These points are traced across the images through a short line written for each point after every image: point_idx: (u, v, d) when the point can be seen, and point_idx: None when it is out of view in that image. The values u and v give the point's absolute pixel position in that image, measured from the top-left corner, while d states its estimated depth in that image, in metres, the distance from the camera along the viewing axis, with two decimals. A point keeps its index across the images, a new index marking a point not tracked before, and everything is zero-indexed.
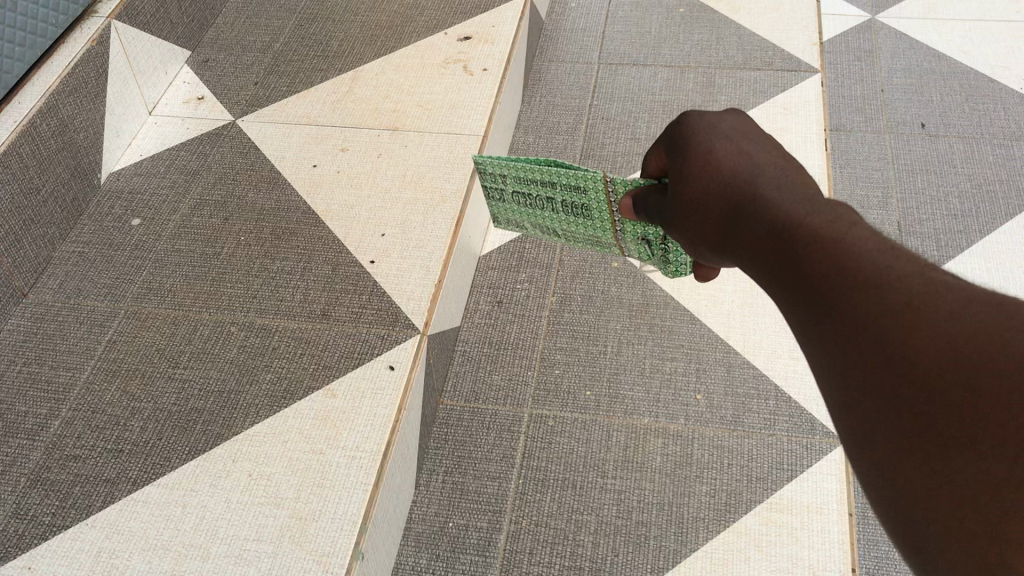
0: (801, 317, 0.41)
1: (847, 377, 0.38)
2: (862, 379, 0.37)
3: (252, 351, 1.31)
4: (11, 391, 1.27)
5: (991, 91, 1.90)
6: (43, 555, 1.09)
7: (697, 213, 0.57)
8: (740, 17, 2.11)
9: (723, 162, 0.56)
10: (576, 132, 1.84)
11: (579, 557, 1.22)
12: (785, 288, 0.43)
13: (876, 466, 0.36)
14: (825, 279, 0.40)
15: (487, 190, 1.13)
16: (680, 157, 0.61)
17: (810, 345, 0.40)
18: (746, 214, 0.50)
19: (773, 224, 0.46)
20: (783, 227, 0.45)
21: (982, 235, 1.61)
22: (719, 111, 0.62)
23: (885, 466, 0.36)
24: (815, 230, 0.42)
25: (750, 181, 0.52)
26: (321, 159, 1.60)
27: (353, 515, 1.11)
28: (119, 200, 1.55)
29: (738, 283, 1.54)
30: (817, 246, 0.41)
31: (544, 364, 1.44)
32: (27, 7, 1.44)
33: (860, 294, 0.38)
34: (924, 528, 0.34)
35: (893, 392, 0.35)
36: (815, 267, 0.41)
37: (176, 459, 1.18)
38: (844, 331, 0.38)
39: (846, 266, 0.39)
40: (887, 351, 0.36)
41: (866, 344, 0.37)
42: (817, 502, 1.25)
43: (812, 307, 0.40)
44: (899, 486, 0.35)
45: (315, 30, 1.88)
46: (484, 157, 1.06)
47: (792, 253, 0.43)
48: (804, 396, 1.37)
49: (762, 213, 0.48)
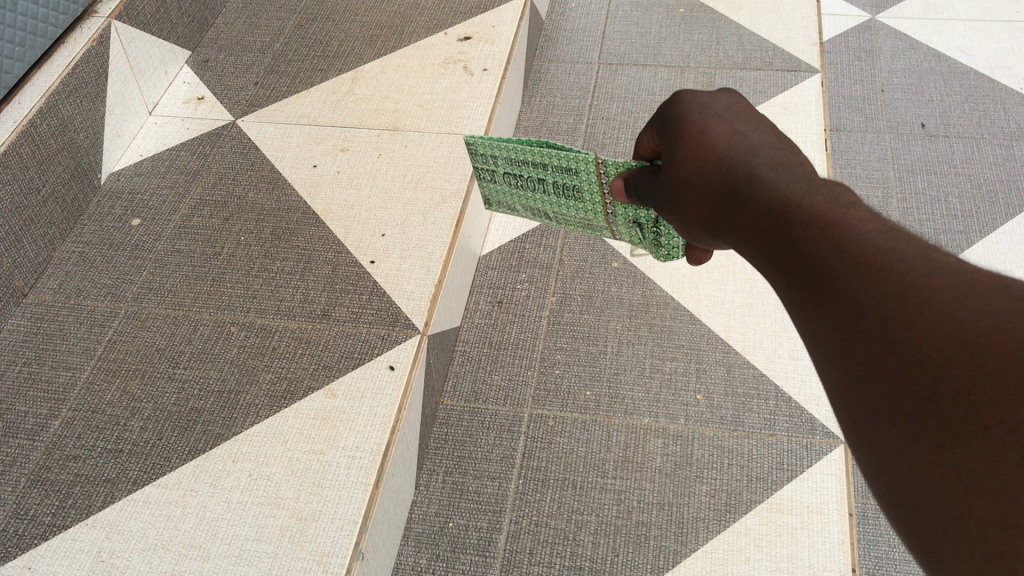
0: (800, 298, 0.41)
1: (849, 363, 0.37)
2: (864, 364, 0.36)
3: (252, 351, 1.31)
4: (11, 391, 1.27)
5: (991, 91, 1.90)
6: (42, 556, 1.09)
7: (692, 196, 0.57)
8: (740, 17, 2.11)
9: (717, 143, 0.55)
10: (576, 133, 1.84)
11: (579, 557, 1.23)
12: (782, 269, 0.43)
13: (878, 454, 0.36)
14: (826, 263, 0.39)
15: (478, 172, 1.13)
16: (675, 140, 0.61)
17: (809, 328, 0.40)
18: (740, 195, 0.49)
19: (769, 205, 0.45)
20: (778, 208, 0.44)
21: (982, 235, 1.61)
22: (714, 91, 0.62)
23: (889, 454, 0.35)
24: (812, 211, 0.42)
25: (744, 161, 0.52)
26: (321, 159, 1.60)
27: (353, 515, 1.11)
28: (119, 200, 1.55)
29: (738, 283, 1.54)
30: (815, 227, 0.41)
31: (544, 364, 1.44)
32: (27, 7, 1.44)
33: (859, 275, 0.37)
34: (923, 517, 0.34)
35: (892, 376, 0.35)
36: (812, 248, 0.40)
37: (176, 459, 1.18)
38: (843, 312, 0.38)
39: (846, 247, 0.39)
40: (886, 335, 0.35)
41: (866, 325, 0.36)
42: (817, 502, 1.25)
43: (810, 289, 0.40)
44: (898, 472, 0.35)
45: (315, 30, 1.88)
46: (476, 138, 1.05)
47: (791, 237, 0.42)
48: (805, 396, 1.37)
49: (758, 194, 0.47)
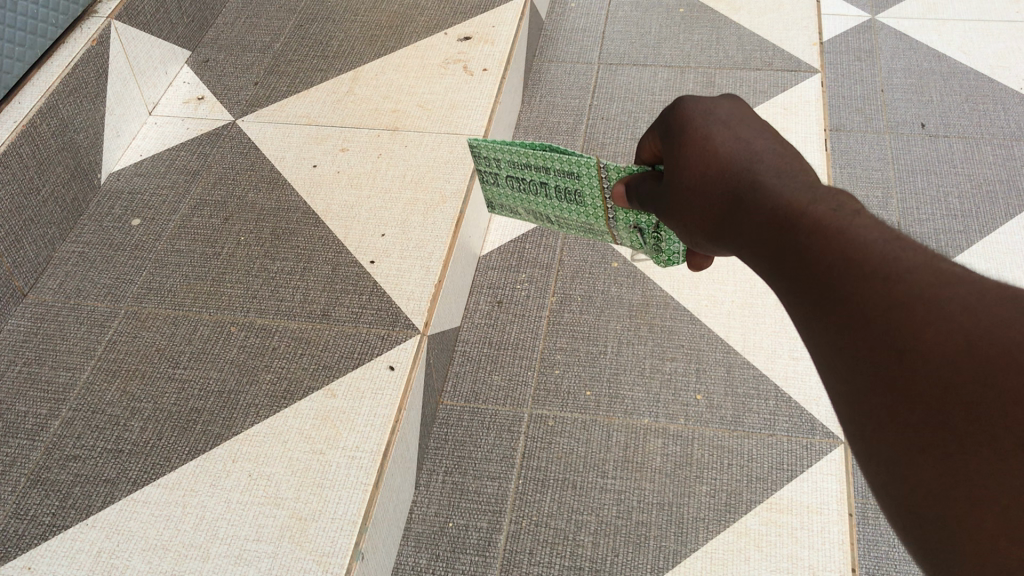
0: (804, 305, 0.41)
1: (855, 371, 0.37)
2: (869, 373, 0.36)
3: (252, 351, 1.31)
4: (11, 391, 1.27)
5: (991, 91, 1.90)
6: (42, 556, 1.09)
7: (695, 203, 0.57)
8: (739, 17, 2.11)
9: (720, 148, 0.56)
10: (576, 133, 1.84)
11: (579, 557, 1.23)
12: (786, 275, 0.43)
13: (883, 463, 0.36)
14: (831, 272, 0.39)
15: (480, 174, 1.12)
16: (678, 146, 0.61)
17: (814, 337, 0.40)
18: (744, 201, 0.49)
19: (773, 212, 0.46)
20: (781, 216, 0.44)
21: (982, 235, 1.62)
22: (716, 96, 0.62)
23: (896, 464, 0.35)
24: (816, 219, 0.42)
25: (747, 167, 0.52)
26: (321, 159, 1.60)
27: (353, 515, 1.11)
28: (120, 200, 1.55)
29: (738, 283, 1.54)
30: (820, 235, 0.41)
31: (544, 364, 1.44)
32: (27, 7, 1.45)
33: (865, 284, 0.37)
34: (930, 528, 0.33)
35: (898, 385, 0.35)
36: (816, 256, 0.40)
37: (176, 459, 1.18)
38: (848, 321, 0.38)
39: (851, 255, 0.39)
40: (893, 344, 0.35)
41: (871, 334, 0.36)
42: (817, 502, 1.25)
43: (814, 296, 0.40)
44: (904, 480, 0.34)
45: (315, 30, 1.88)
46: (479, 140, 1.05)
47: (795, 245, 0.42)
48: (804, 396, 1.37)
49: (762, 201, 0.47)
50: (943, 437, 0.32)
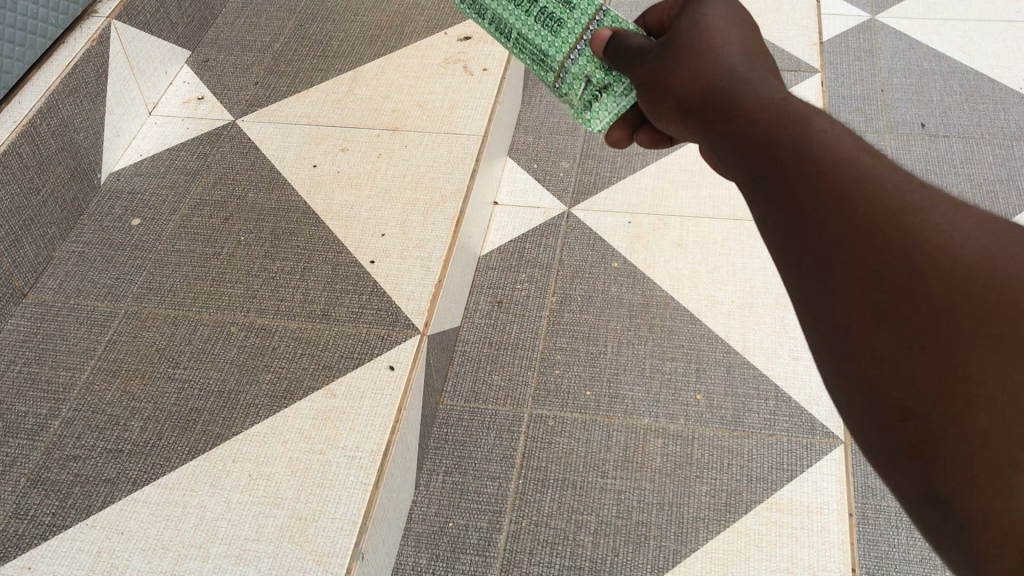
0: (813, 238, 0.43)
1: (862, 311, 0.40)
2: (882, 317, 0.39)
3: (252, 351, 1.31)
4: (11, 391, 1.27)
5: (991, 91, 1.91)
6: (42, 555, 1.09)
7: (702, 133, 0.58)
8: None
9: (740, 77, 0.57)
10: (576, 133, 1.84)
11: (579, 557, 1.22)
12: (802, 207, 0.45)
13: (876, 396, 0.39)
14: (858, 214, 0.42)
15: None
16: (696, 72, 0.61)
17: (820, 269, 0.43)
18: (761, 129, 0.51)
19: (799, 147, 0.47)
20: (809, 151, 0.46)
21: None
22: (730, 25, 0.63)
23: (890, 399, 0.39)
24: (848, 162, 0.44)
25: (769, 98, 0.53)
26: (321, 159, 1.60)
27: (353, 515, 1.11)
28: (119, 200, 1.55)
29: (738, 283, 1.54)
30: (848, 180, 0.43)
31: (544, 364, 1.45)
32: (27, 7, 1.44)
33: (888, 235, 0.40)
34: (912, 466, 0.37)
35: (911, 333, 0.38)
36: (844, 196, 0.43)
37: (176, 458, 1.18)
38: (868, 264, 0.40)
39: (879, 204, 0.41)
40: (910, 296, 0.39)
41: (889, 281, 0.39)
42: (817, 502, 1.25)
43: (833, 231, 0.43)
44: (898, 419, 0.38)
45: (315, 30, 1.88)
46: None
47: (821, 182, 0.44)
48: (804, 395, 1.37)
49: (781, 135, 0.49)
50: (948, 391, 0.37)
